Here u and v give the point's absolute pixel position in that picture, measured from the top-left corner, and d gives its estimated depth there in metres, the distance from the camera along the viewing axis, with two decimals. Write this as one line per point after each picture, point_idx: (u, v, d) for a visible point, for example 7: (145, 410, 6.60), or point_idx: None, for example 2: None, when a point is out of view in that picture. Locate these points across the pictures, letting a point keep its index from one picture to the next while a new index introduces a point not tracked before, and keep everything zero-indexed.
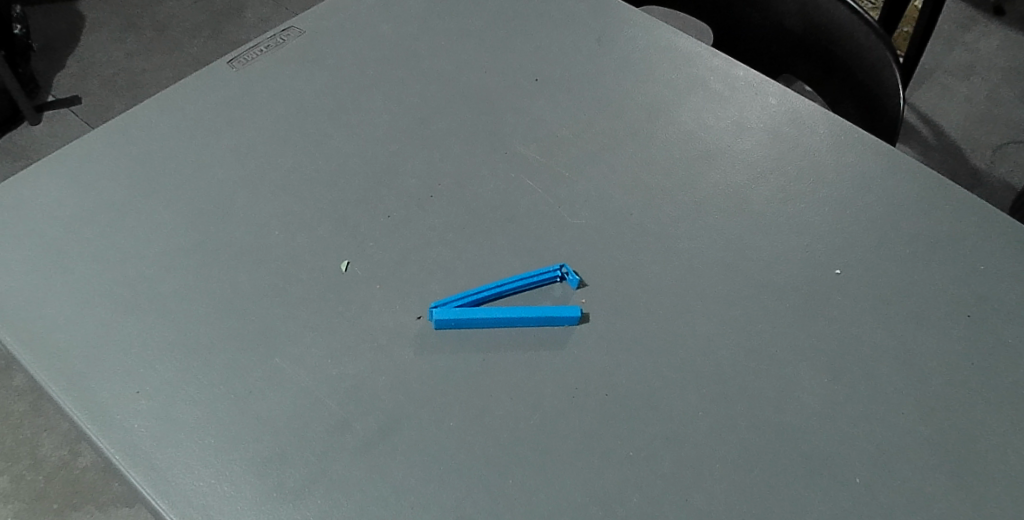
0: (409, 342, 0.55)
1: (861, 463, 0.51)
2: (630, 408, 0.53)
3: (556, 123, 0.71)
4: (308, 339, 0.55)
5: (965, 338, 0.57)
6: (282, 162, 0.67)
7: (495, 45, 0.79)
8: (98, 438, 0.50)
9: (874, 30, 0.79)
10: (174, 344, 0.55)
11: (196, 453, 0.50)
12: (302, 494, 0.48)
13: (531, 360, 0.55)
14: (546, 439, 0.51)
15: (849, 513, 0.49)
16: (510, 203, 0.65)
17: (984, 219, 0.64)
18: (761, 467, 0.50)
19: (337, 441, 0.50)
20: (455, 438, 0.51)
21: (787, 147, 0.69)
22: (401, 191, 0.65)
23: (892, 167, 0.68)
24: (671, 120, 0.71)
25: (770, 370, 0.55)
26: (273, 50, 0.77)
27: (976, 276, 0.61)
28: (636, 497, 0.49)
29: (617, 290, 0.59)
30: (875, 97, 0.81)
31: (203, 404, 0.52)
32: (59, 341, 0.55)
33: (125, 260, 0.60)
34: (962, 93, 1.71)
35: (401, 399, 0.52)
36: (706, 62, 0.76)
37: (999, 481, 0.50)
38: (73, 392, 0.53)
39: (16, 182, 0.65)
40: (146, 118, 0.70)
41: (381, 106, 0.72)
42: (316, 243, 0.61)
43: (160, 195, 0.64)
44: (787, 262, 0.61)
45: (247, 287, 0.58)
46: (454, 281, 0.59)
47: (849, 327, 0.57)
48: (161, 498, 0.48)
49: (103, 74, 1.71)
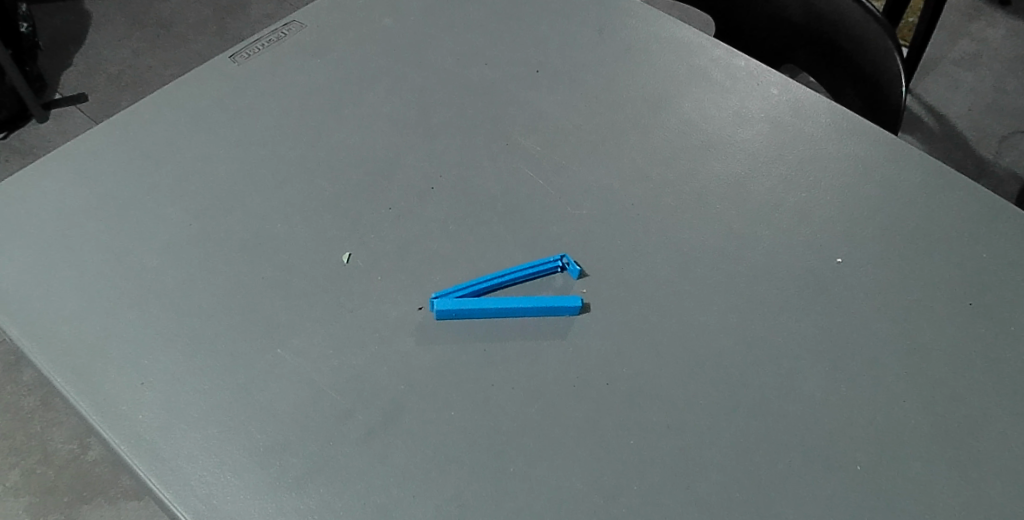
0: (410, 332, 0.56)
1: (862, 450, 0.51)
2: (630, 397, 0.53)
3: (557, 114, 0.71)
4: (310, 330, 0.56)
5: (965, 326, 0.57)
6: (284, 156, 0.67)
7: (495, 38, 0.79)
8: (104, 429, 0.51)
9: (877, 19, 0.80)
10: (179, 335, 0.55)
11: (199, 443, 0.50)
12: (305, 483, 0.49)
13: (532, 351, 0.55)
14: (546, 428, 0.51)
15: (849, 501, 0.49)
16: (510, 195, 0.65)
17: (986, 206, 0.64)
18: (763, 456, 0.50)
19: (340, 431, 0.51)
20: (457, 428, 0.51)
21: (789, 137, 0.69)
22: (402, 184, 0.65)
23: (892, 156, 0.68)
24: (672, 111, 0.71)
25: (771, 359, 0.55)
26: (274, 44, 0.77)
27: (978, 265, 0.61)
28: (636, 486, 0.49)
29: (617, 280, 0.59)
30: (875, 87, 0.81)
31: (207, 394, 0.52)
32: (65, 334, 0.56)
33: (129, 254, 0.60)
34: (968, 82, 1.70)
35: (403, 389, 0.53)
36: (708, 53, 0.76)
37: (1000, 469, 0.50)
38: (79, 384, 0.53)
39: (21, 179, 0.66)
40: (149, 113, 0.71)
41: (382, 98, 0.73)
42: (318, 235, 0.61)
43: (163, 190, 0.65)
44: (788, 251, 0.61)
45: (249, 280, 0.59)
46: (454, 272, 0.59)
47: (850, 316, 0.57)
48: (166, 488, 0.48)
49: (110, 71, 1.72)
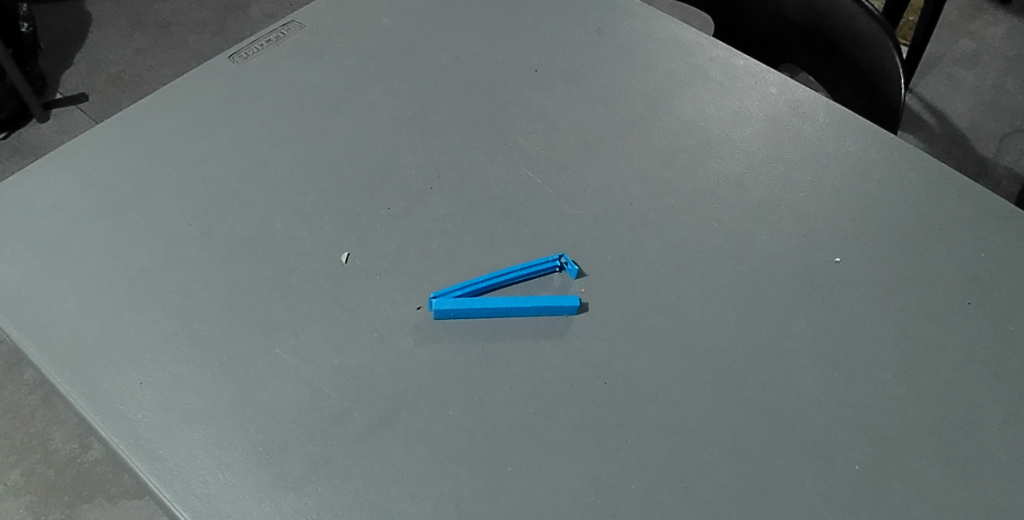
0: (409, 332, 0.56)
1: (860, 450, 0.51)
2: (628, 397, 0.53)
3: (555, 114, 0.71)
4: (309, 329, 0.56)
5: (964, 326, 0.57)
6: (283, 156, 0.67)
7: (494, 37, 0.79)
8: (103, 429, 0.51)
9: (876, 19, 0.79)
10: (178, 335, 0.55)
11: (198, 442, 0.50)
12: (304, 482, 0.49)
13: (531, 350, 0.55)
14: (545, 428, 0.51)
15: (847, 500, 0.49)
16: (509, 194, 0.65)
17: (986, 206, 0.64)
18: (761, 456, 0.50)
19: (339, 431, 0.51)
20: (455, 427, 0.51)
21: (788, 136, 0.69)
22: (401, 183, 0.65)
23: (891, 156, 0.68)
24: (671, 110, 0.71)
25: (769, 359, 0.55)
26: (273, 44, 0.77)
27: (977, 265, 0.60)
28: (634, 486, 0.49)
29: (616, 280, 0.59)
30: (874, 86, 0.81)
31: (206, 394, 0.53)
32: (65, 334, 0.56)
33: (128, 254, 0.60)
34: (969, 81, 1.69)
35: (402, 389, 0.53)
36: (707, 52, 0.76)
37: (999, 468, 0.50)
38: (79, 383, 0.53)
39: (21, 179, 0.66)
40: (149, 113, 0.71)
41: (381, 98, 0.73)
42: (317, 235, 0.62)
43: (162, 190, 0.65)
44: (787, 251, 0.61)
45: (248, 279, 0.59)
46: (453, 271, 0.59)
47: (849, 316, 0.57)
48: (165, 487, 0.49)
49: (111, 71, 1.72)
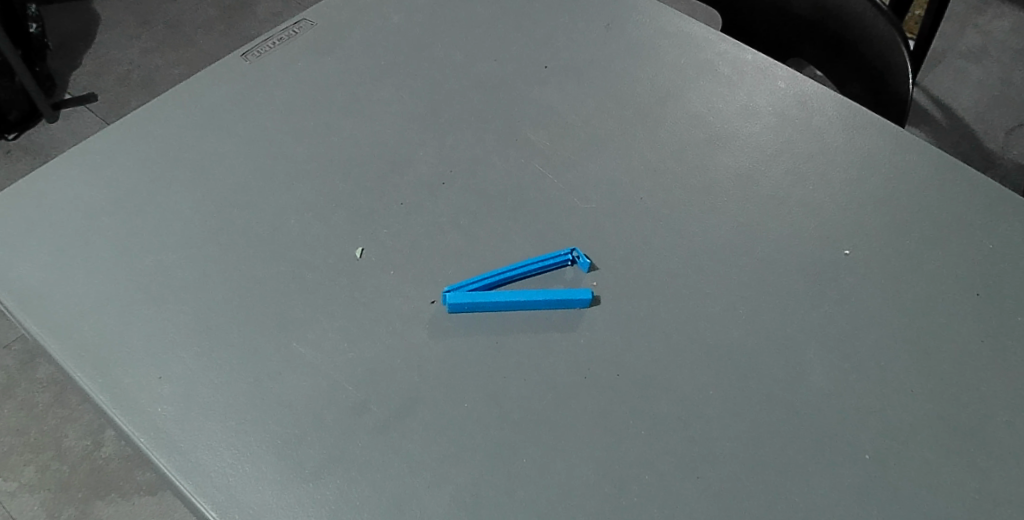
0: (423, 325, 0.56)
1: (871, 439, 0.51)
2: (642, 388, 0.54)
3: (565, 109, 0.72)
4: (324, 324, 0.56)
5: (974, 316, 0.57)
6: (296, 153, 0.68)
7: (504, 34, 0.79)
8: (123, 422, 0.52)
9: (883, 13, 0.80)
10: (195, 330, 0.56)
11: (216, 435, 0.51)
12: (322, 474, 0.49)
13: (545, 343, 0.56)
14: (559, 419, 0.52)
15: (858, 488, 0.49)
16: (521, 189, 0.65)
17: (995, 197, 0.64)
18: (773, 446, 0.51)
19: (356, 423, 0.52)
20: (470, 419, 0.52)
21: (797, 130, 0.69)
22: (413, 179, 0.66)
23: (900, 148, 0.68)
24: (681, 104, 0.72)
25: (781, 350, 0.55)
26: (285, 43, 0.78)
27: (986, 256, 0.61)
28: (647, 475, 0.50)
29: (628, 273, 0.60)
30: (879, 79, 0.82)
31: (224, 388, 0.53)
32: (83, 329, 0.57)
33: (144, 250, 0.61)
34: (974, 74, 1.69)
35: (417, 382, 0.53)
36: (715, 47, 0.76)
37: (1008, 457, 0.51)
38: (98, 377, 0.54)
39: (36, 177, 0.67)
40: (163, 112, 0.71)
41: (392, 94, 0.73)
42: (331, 230, 0.62)
43: (177, 188, 0.65)
44: (797, 243, 0.62)
45: (264, 274, 0.59)
46: (466, 266, 0.60)
47: (859, 307, 0.58)
48: (185, 479, 0.49)
49: (119, 71, 1.73)
